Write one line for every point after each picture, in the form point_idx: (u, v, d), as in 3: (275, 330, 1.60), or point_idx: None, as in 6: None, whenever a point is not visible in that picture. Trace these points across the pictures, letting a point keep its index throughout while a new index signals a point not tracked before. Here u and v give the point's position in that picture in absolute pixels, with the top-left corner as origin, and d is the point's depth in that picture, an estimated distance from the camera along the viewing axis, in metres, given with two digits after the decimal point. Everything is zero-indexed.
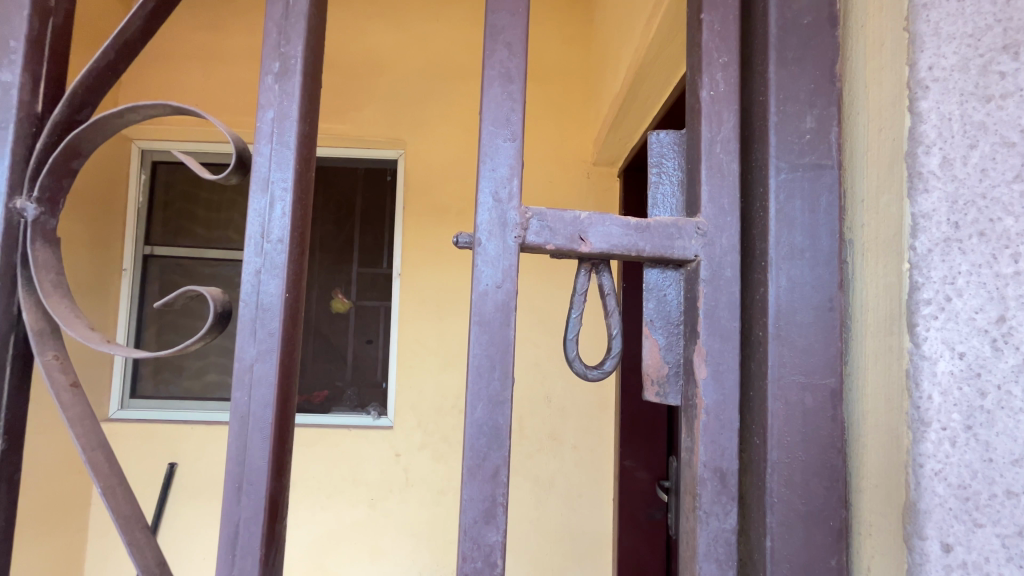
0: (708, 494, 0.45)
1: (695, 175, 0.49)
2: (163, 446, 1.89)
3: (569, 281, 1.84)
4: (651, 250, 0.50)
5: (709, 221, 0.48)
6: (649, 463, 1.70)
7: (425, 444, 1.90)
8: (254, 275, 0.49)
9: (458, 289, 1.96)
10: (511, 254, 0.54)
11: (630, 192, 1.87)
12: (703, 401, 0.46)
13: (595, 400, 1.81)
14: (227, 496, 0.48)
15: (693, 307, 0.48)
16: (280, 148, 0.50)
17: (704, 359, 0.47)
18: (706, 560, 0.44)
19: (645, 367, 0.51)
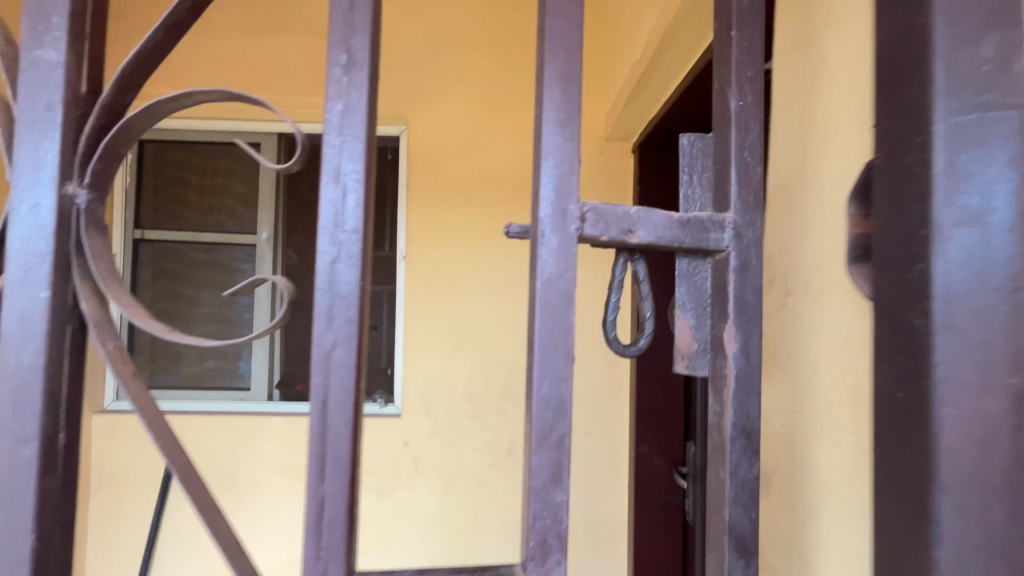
0: (737, 451, 0.56)
1: (724, 174, 0.58)
2: None
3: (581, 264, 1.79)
4: (687, 241, 0.56)
5: (738, 216, 0.57)
6: (664, 449, 1.69)
7: (435, 432, 1.85)
8: (330, 264, 0.52)
9: (467, 272, 1.90)
10: (570, 247, 0.54)
11: (647, 169, 1.80)
12: (731, 370, 0.56)
13: (611, 385, 1.77)
14: (312, 475, 0.52)
15: (723, 292, 0.57)
16: (351, 141, 0.52)
17: (731, 335, 0.56)
18: (734, 506, 0.55)
19: (676, 342, 0.61)
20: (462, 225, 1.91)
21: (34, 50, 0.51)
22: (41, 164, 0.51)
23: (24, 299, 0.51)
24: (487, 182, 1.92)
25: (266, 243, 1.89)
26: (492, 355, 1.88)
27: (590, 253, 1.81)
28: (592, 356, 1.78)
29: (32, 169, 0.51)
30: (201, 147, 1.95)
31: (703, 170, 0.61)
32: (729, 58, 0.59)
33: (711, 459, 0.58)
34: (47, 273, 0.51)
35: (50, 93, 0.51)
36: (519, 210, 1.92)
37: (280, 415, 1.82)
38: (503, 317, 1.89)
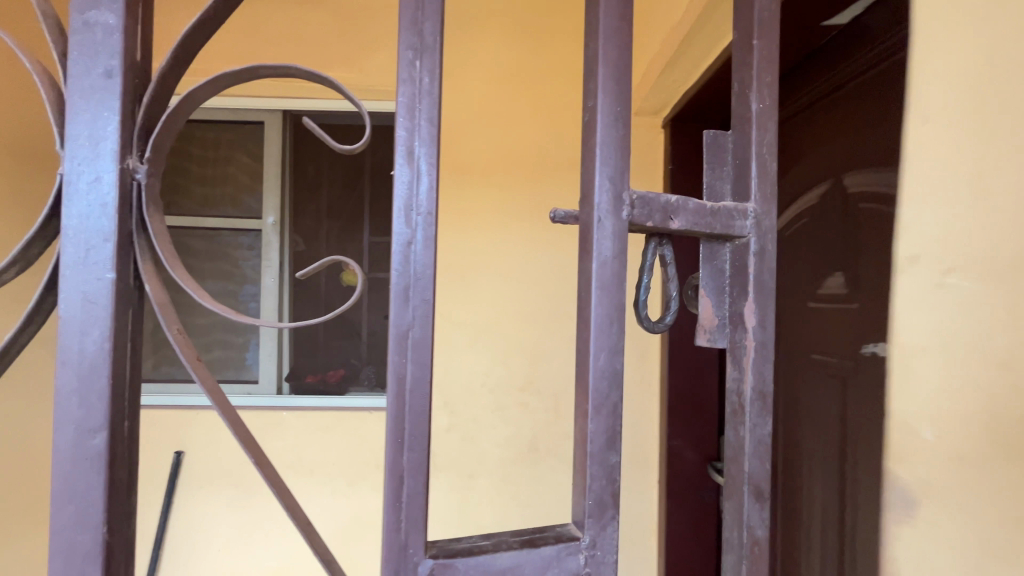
0: (754, 409, 0.66)
1: (746, 168, 0.67)
2: (168, 434, 1.74)
3: None
4: (714, 230, 0.65)
5: (759, 208, 0.67)
6: (698, 443, 1.60)
7: (453, 426, 1.76)
8: (404, 248, 0.50)
9: (485, 258, 1.79)
10: (619, 234, 0.60)
11: (678, 148, 1.68)
12: (751, 339, 0.66)
13: (641, 377, 1.68)
14: (389, 451, 0.51)
15: (743, 273, 0.67)
16: (423, 121, 0.50)
17: (752, 311, 0.67)
18: (752, 455, 0.66)
19: (702, 318, 0.70)
20: (480, 209, 1.80)
21: (95, 16, 0.60)
22: (104, 141, 0.60)
23: (88, 278, 0.59)
24: (506, 163, 1.80)
25: (271, 228, 1.76)
26: (512, 346, 1.78)
27: None
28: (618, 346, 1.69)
29: (94, 146, 0.60)
30: (206, 128, 1.83)
31: (723, 163, 0.70)
32: (750, 65, 0.67)
33: (731, 419, 0.69)
34: (112, 242, 0.60)
35: (109, 67, 0.60)
36: (541, 192, 1.80)
37: (289, 410, 1.73)
38: (524, 306, 1.79)
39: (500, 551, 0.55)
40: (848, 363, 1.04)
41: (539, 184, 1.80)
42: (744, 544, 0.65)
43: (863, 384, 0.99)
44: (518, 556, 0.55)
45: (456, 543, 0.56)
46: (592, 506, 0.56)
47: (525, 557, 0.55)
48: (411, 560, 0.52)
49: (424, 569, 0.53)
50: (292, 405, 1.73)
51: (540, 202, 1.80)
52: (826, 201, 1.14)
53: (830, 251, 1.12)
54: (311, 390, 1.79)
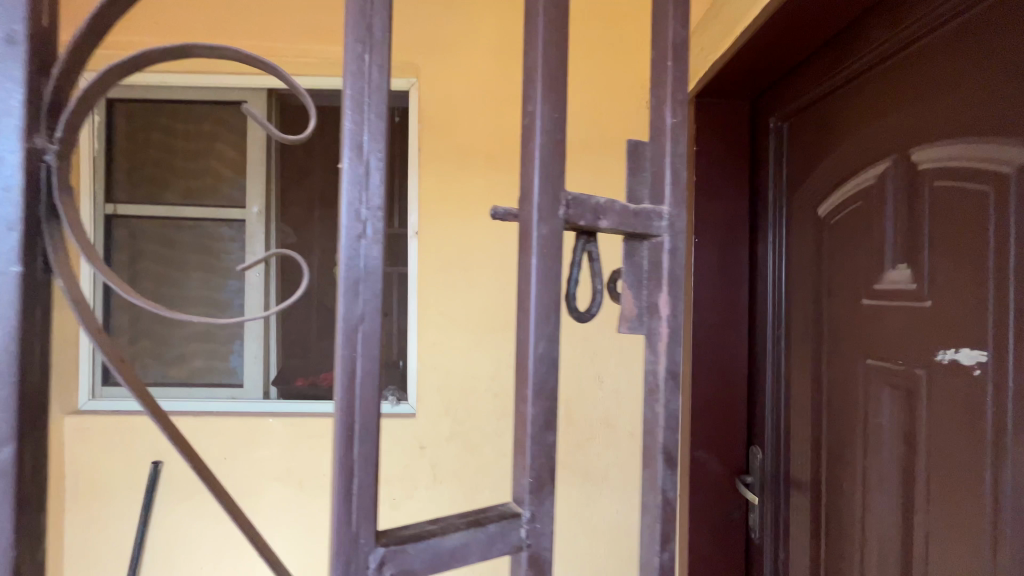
0: (667, 390, 0.64)
1: (662, 173, 0.63)
2: (146, 444, 1.60)
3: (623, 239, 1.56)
4: (639, 228, 0.61)
5: (673, 210, 0.63)
6: (724, 453, 1.44)
7: (455, 434, 1.62)
8: (354, 240, 0.44)
9: (488, 251, 1.63)
10: (550, 245, 0.54)
11: (704, 126, 1.44)
12: (664, 328, 0.62)
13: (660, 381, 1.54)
14: (339, 444, 0.45)
15: (658, 266, 0.63)
16: (371, 114, 0.45)
17: (666, 302, 0.62)
18: (667, 433, 0.63)
19: (620, 311, 0.65)
20: (482, 197, 1.64)
21: None
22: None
23: None
24: (510, 147, 1.64)
25: (257, 219, 1.65)
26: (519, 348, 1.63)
27: None
28: (632, 347, 1.55)
29: None
30: (184, 110, 1.68)
31: (641, 168, 0.64)
32: (665, 82, 0.64)
33: (646, 398, 0.65)
34: (15, 244, 0.45)
35: (10, 31, 0.45)
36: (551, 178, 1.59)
37: (275, 416, 1.57)
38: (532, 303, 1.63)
39: (446, 532, 0.50)
40: (917, 371, 0.89)
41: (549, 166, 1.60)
42: (659, 508, 0.62)
43: (939, 395, 0.85)
44: (465, 534, 0.50)
45: (405, 529, 0.50)
46: (532, 479, 0.53)
47: (473, 536, 0.50)
48: (359, 552, 0.46)
49: (374, 558, 0.46)
50: (281, 411, 1.58)
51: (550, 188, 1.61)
52: (891, 182, 0.97)
53: (896, 240, 0.95)
54: (300, 393, 1.67)
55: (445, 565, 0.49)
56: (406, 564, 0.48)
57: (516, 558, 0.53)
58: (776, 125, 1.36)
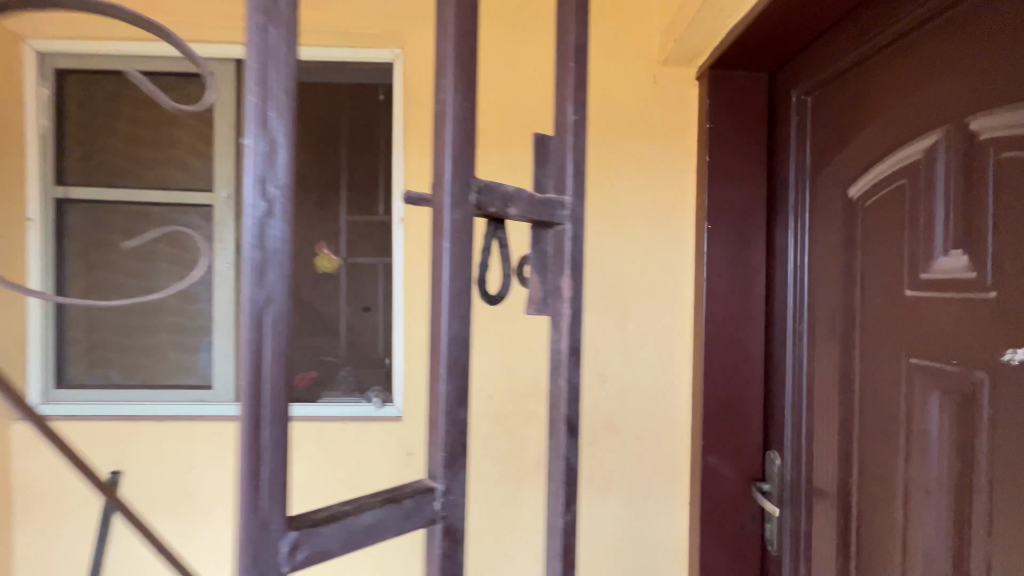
0: (567, 365, 0.76)
1: (562, 169, 0.75)
2: (105, 452, 1.42)
3: (627, 227, 1.42)
4: (542, 215, 0.71)
5: (572, 201, 0.75)
6: (738, 459, 1.32)
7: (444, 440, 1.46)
8: (261, 219, 0.44)
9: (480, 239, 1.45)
10: (465, 227, 0.58)
11: (718, 103, 1.31)
12: (565, 307, 0.75)
13: (668, 380, 1.42)
14: (245, 432, 0.45)
15: (561, 253, 0.75)
16: (279, 93, 0.46)
17: (567, 285, 0.75)
18: (568, 401, 0.75)
19: (529, 293, 0.76)
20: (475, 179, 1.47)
21: None
22: None
23: None
24: (506, 122, 1.43)
25: (225, 203, 1.47)
26: (515, 346, 1.49)
27: (639, 218, 1.42)
28: (637, 344, 1.43)
29: None
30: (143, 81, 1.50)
31: (544, 163, 0.76)
32: (567, 81, 0.76)
33: (551, 371, 0.78)
34: None
35: None
36: None
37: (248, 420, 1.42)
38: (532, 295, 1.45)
39: (361, 511, 0.53)
40: (976, 372, 0.77)
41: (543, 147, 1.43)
42: (562, 471, 0.75)
43: (1007, 398, 0.72)
44: (380, 512, 0.53)
45: (319, 512, 0.52)
46: (445, 456, 0.57)
47: (388, 513, 0.54)
48: (270, 537, 0.47)
49: (284, 543, 0.48)
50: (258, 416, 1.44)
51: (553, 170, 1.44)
52: (943, 156, 0.85)
53: (949, 223, 0.84)
54: None
55: (359, 542, 0.52)
56: (319, 545, 0.50)
57: (431, 528, 0.58)
58: (800, 99, 1.23)
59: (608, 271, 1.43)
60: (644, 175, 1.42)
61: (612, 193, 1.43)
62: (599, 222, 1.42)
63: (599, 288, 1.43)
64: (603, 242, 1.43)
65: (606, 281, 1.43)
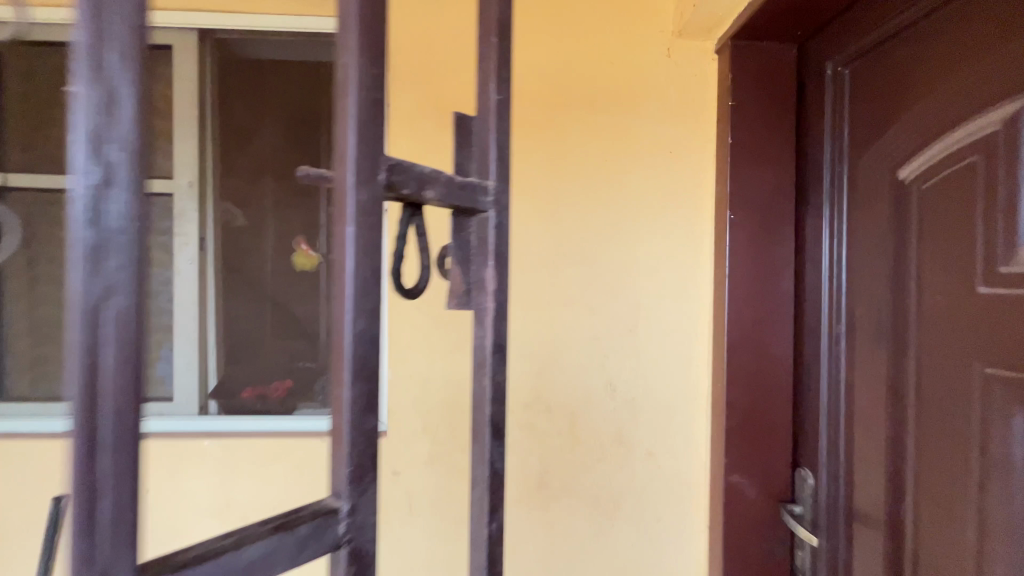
0: (493, 362, 0.70)
1: (485, 153, 0.69)
2: (51, 468, 1.29)
3: (636, 218, 1.28)
4: (467, 202, 0.65)
5: (495, 187, 0.69)
6: (765, 476, 1.17)
7: (435, 458, 1.28)
8: (93, 191, 0.36)
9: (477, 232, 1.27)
10: (373, 210, 0.52)
11: (742, 76, 1.17)
12: (489, 301, 0.69)
13: (685, 387, 1.28)
14: (75, 454, 0.37)
15: (484, 243, 0.69)
16: (119, 40, 0.37)
17: (490, 277, 0.69)
18: (492, 400, 0.70)
19: (450, 285, 0.68)
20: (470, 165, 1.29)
21: None
22: None
23: None
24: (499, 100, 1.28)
25: (186, 191, 1.27)
26: (522, 351, 1.27)
27: (651, 207, 1.28)
28: (649, 348, 1.28)
29: None
30: None
31: (467, 146, 0.69)
32: (490, 58, 0.69)
33: (474, 370, 0.71)
34: None
35: None
36: (553, 141, 1.28)
37: (211, 438, 1.22)
38: (537, 294, 1.28)
39: (244, 544, 0.45)
40: None
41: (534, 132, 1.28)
42: (484, 476, 0.69)
43: None
44: (268, 543, 0.46)
45: (188, 550, 0.43)
46: (351, 470, 0.52)
47: (278, 544, 0.47)
48: None
49: None
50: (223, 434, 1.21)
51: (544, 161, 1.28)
52: None
53: None
54: (252, 410, 1.31)
55: None
56: None
57: (334, 553, 0.52)
58: (836, 71, 1.08)
59: (617, 267, 1.28)
60: (654, 160, 1.27)
61: (620, 180, 1.28)
62: (606, 212, 1.28)
63: (608, 285, 1.28)
64: (612, 235, 1.28)
65: (616, 278, 1.28)
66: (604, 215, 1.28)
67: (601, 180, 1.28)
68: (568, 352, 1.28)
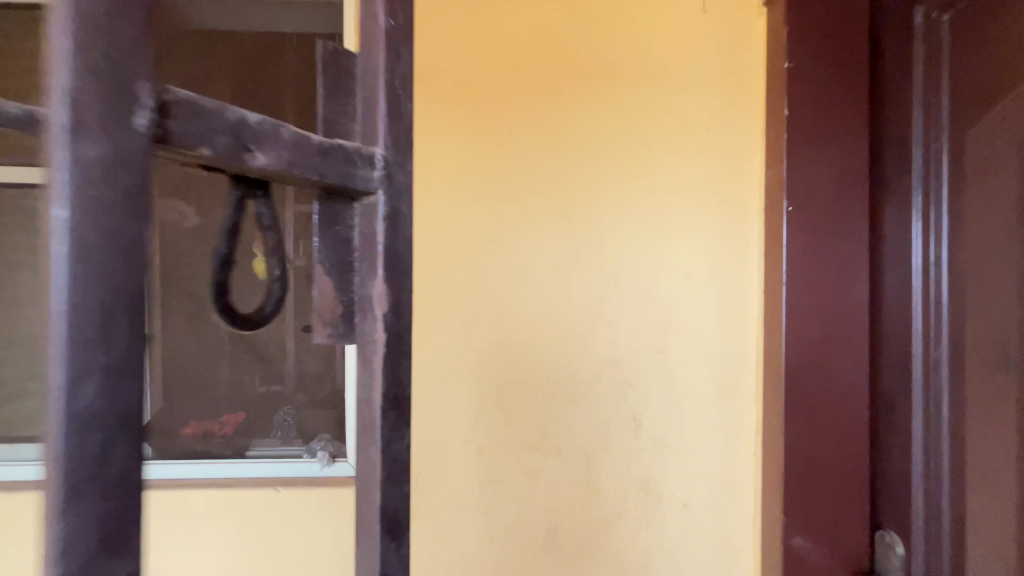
0: (388, 424, 0.45)
1: (372, 103, 0.44)
2: None
3: (665, 212, 1.03)
4: (343, 179, 0.42)
5: (389, 154, 0.45)
6: (835, 539, 0.92)
7: (416, 514, 1.02)
8: None
9: (467, 235, 1.03)
10: (120, 178, 0.30)
11: (809, 31, 0.92)
12: (381, 334, 0.44)
13: (727, 422, 1.03)
14: None
15: (371, 241, 0.44)
16: None
17: (383, 294, 0.44)
18: (386, 487, 0.44)
19: (319, 307, 0.44)
20: (451, 154, 1.03)
21: None
22: None
23: None
24: (490, 68, 1.03)
25: None
26: (523, 377, 1.03)
27: (679, 199, 1.03)
28: (682, 373, 1.03)
29: None
30: None
31: (349, 95, 0.45)
32: None
33: (357, 437, 0.45)
34: None
35: None
36: (558, 117, 1.03)
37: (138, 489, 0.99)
38: (543, 307, 1.03)
39: None
40: None
41: (518, 113, 1.03)
42: None
43: None
44: None
45: None
46: None
47: None
48: None
49: None
50: (154, 482, 1.00)
51: (515, 149, 1.03)
52: None
53: None
54: (194, 452, 1.08)
55: None
56: None
57: None
58: (930, 19, 0.88)
59: (640, 273, 1.03)
60: (684, 141, 1.03)
61: (639, 166, 1.03)
62: (622, 206, 1.03)
63: (630, 295, 1.03)
64: (634, 234, 1.03)
65: (638, 287, 1.03)
66: (619, 210, 1.03)
67: (606, 167, 1.03)
68: (580, 378, 1.03)
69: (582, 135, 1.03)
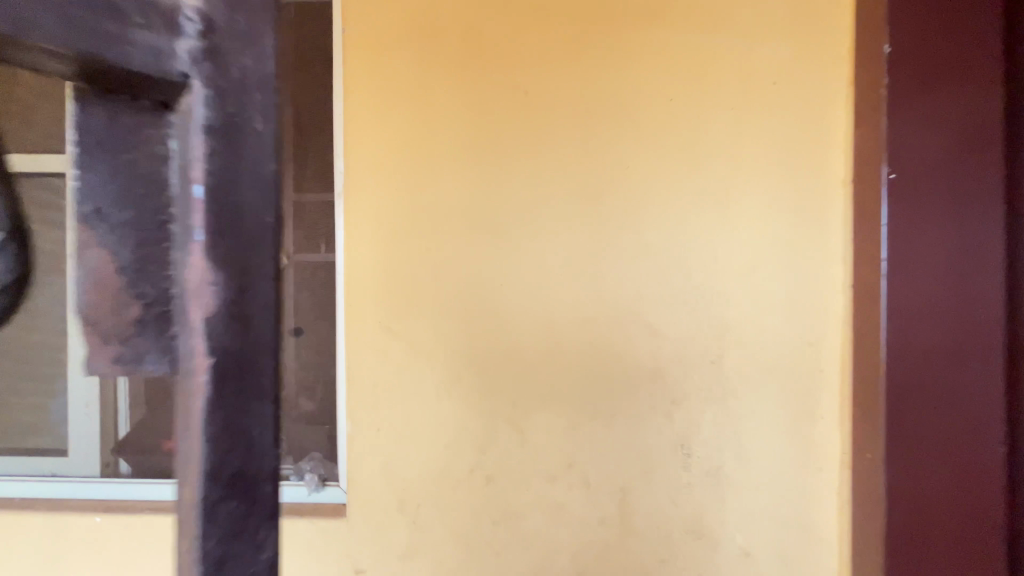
0: (225, 522, 0.29)
1: None
2: None
3: (720, 189, 0.83)
4: (68, 35, 0.24)
5: (223, 25, 0.28)
6: None
7: (415, 554, 0.85)
8: None
9: (473, 219, 0.86)
10: None
11: None
12: (207, 358, 0.28)
13: (799, 449, 0.82)
14: None
15: (186, 183, 0.27)
16: None
17: (211, 281, 0.28)
18: None
19: (89, 290, 0.27)
20: (454, 121, 0.86)
21: None
22: None
23: None
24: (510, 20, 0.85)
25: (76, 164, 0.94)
26: (544, 393, 0.84)
27: (738, 170, 0.82)
28: (741, 388, 0.83)
29: None
30: None
31: None
32: None
33: (180, 535, 0.30)
34: None
35: None
36: (590, 76, 0.84)
37: (106, 513, 0.88)
38: (567, 308, 0.85)
39: None
40: None
41: (536, 69, 0.85)
42: None
43: None
44: None
45: None
46: None
47: None
48: None
49: None
50: (126, 503, 0.89)
51: (532, 113, 0.85)
52: None
53: None
54: (168, 471, 0.93)
55: None
56: None
57: None
58: None
59: (687, 264, 0.83)
60: (746, 99, 0.82)
61: (684, 129, 0.83)
62: (663, 180, 0.84)
63: (674, 291, 0.83)
64: (681, 218, 0.84)
65: (687, 281, 0.83)
66: (660, 187, 0.84)
67: (641, 132, 0.84)
68: (614, 395, 0.84)
69: (611, 92, 0.84)
